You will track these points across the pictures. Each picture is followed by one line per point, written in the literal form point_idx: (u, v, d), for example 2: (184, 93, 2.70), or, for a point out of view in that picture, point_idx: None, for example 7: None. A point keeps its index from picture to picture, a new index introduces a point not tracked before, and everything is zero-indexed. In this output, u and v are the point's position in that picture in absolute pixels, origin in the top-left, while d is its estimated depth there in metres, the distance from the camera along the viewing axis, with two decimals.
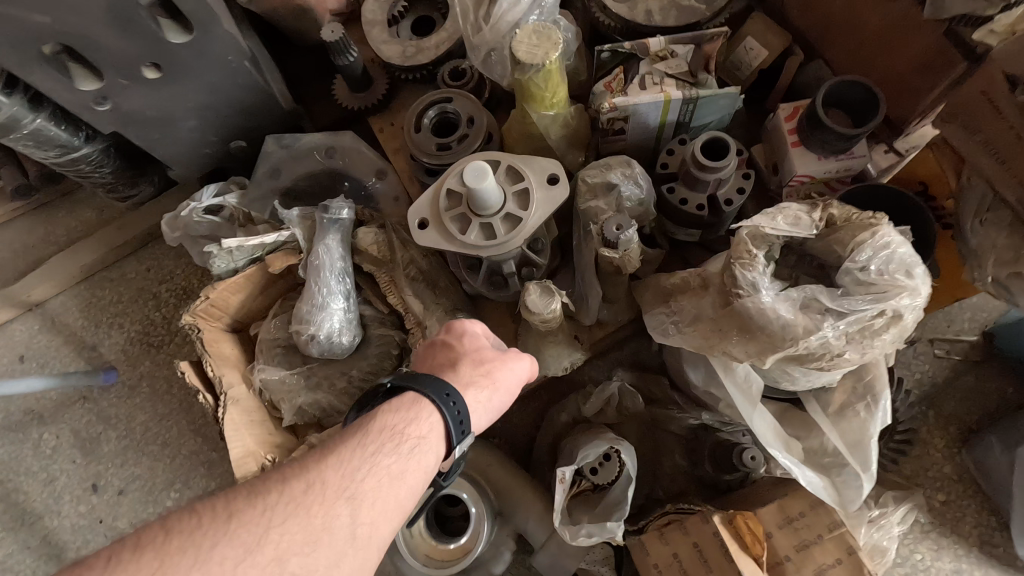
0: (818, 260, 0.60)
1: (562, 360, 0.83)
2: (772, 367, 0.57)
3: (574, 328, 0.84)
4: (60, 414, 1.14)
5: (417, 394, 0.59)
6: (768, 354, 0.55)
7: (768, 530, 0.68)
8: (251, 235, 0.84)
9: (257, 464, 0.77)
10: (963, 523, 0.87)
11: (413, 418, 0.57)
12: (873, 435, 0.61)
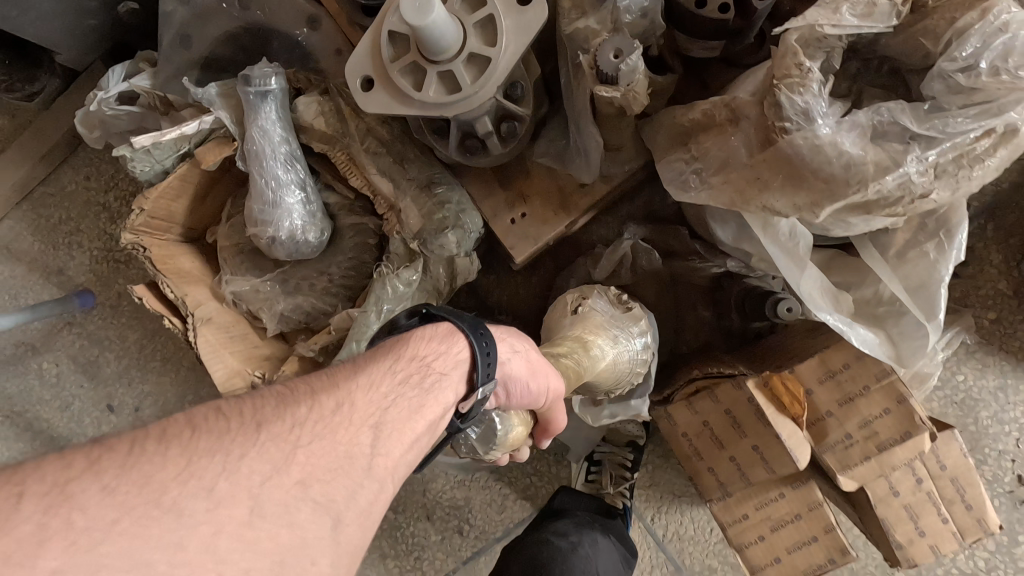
0: (890, 64, 0.50)
1: (621, 349, 0.68)
2: (828, 218, 0.46)
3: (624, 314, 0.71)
4: (51, 342, 1.09)
5: (454, 325, 0.48)
6: (830, 203, 0.43)
7: (808, 387, 0.61)
8: (168, 128, 0.69)
9: (246, 380, 0.71)
10: (1015, 340, 0.81)
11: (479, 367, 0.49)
12: (942, 273, 0.51)
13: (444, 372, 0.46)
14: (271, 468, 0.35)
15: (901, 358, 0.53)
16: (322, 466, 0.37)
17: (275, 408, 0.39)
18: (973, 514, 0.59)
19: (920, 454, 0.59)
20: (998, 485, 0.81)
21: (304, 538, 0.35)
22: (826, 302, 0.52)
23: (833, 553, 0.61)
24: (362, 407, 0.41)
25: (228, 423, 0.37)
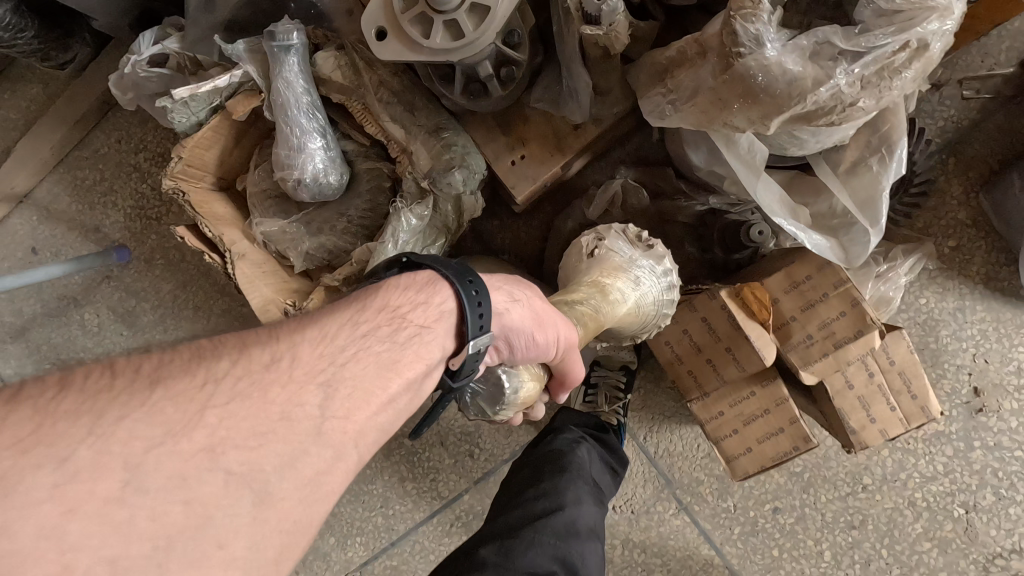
0: None
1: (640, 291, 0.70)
2: (776, 131, 0.53)
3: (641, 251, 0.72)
4: (91, 295, 1.19)
5: (432, 276, 0.52)
6: (773, 116, 0.49)
7: (775, 296, 0.70)
8: (202, 81, 0.76)
9: (280, 308, 0.80)
10: (973, 264, 0.88)
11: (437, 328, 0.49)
12: (883, 185, 0.58)
13: (416, 320, 0.48)
14: (166, 432, 0.35)
15: (849, 257, 0.62)
16: (243, 430, 0.37)
17: (189, 364, 0.39)
18: (917, 402, 0.68)
19: (872, 351, 0.67)
20: (956, 397, 0.90)
21: (211, 511, 0.35)
22: (784, 212, 0.60)
23: (797, 441, 0.70)
24: (298, 370, 0.41)
25: (131, 377, 0.37)
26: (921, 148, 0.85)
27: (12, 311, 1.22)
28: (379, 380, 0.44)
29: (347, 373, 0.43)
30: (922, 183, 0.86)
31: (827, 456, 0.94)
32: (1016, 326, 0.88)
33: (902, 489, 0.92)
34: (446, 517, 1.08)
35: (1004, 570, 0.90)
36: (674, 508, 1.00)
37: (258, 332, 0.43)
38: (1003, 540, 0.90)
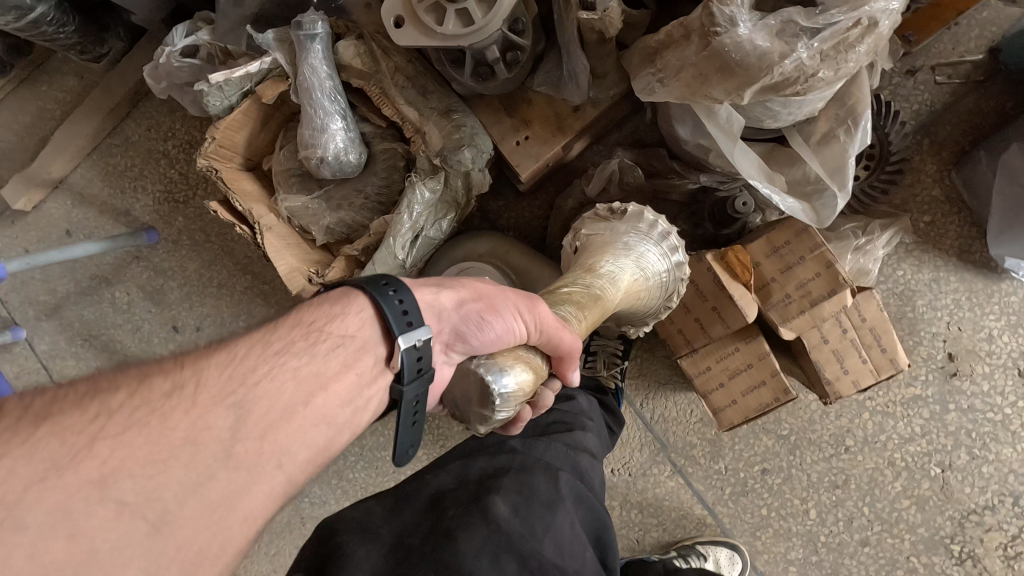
0: None
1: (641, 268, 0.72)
2: (751, 102, 0.59)
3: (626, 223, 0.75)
4: (121, 274, 1.27)
5: (349, 288, 0.53)
6: (747, 87, 0.56)
7: (757, 260, 0.76)
8: (236, 67, 0.84)
9: (305, 275, 0.87)
10: (946, 238, 0.95)
11: (357, 341, 0.51)
12: (850, 154, 0.65)
13: (331, 336, 0.51)
14: (57, 466, 0.39)
15: (820, 219, 0.69)
16: (137, 460, 0.41)
17: (85, 399, 0.42)
18: (887, 355, 0.74)
19: (845, 308, 0.74)
20: (932, 363, 0.96)
21: (110, 538, 0.39)
22: (761, 178, 0.67)
23: (778, 393, 0.76)
24: (201, 397, 0.44)
25: (25, 413, 0.41)
26: (896, 128, 0.92)
27: (46, 290, 1.29)
28: (289, 400, 0.47)
29: (252, 396, 0.46)
30: (897, 161, 0.93)
31: (812, 420, 1.00)
32: (988, 296, 0.94)
33: (882, 450, 0.98)
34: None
35: (979, 525, 0.96)
36: (668, 471, 1.06)
37: (170, 358, 0.47)
38: (977, 497, 0.96)
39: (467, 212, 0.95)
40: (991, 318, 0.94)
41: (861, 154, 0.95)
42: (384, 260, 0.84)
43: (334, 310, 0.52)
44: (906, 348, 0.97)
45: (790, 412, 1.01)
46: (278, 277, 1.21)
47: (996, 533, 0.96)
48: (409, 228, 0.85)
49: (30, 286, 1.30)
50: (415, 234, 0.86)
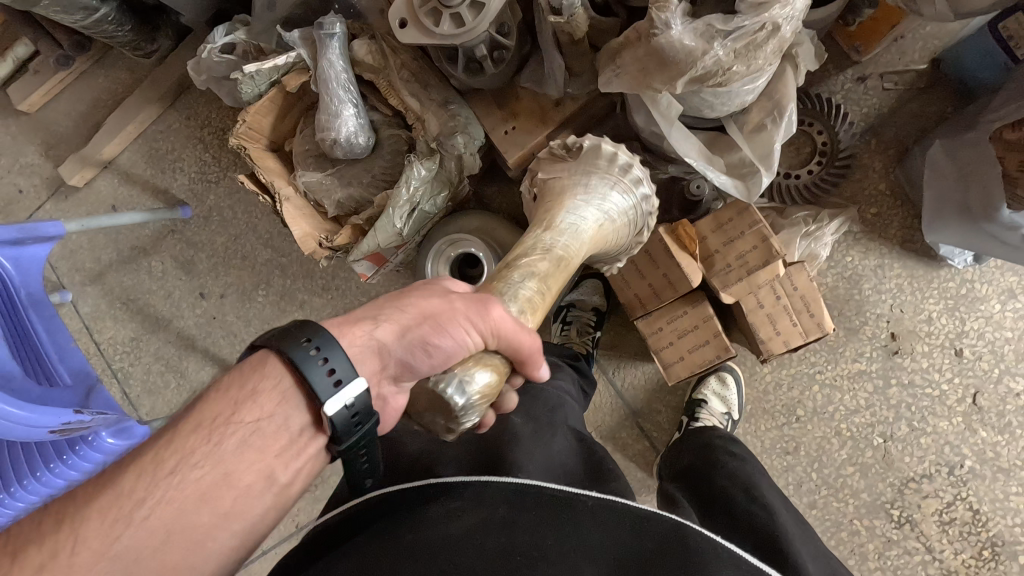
0: None
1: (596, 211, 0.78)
2: (685, 91, 0.71)
3: (580, 168, 0.81)
4: (158, 245, 1.42)
5: (251, 369, 0.52)
6: (677, 78, 0.68)
7: (703, 234, 0.88)
8: (265, 60, 0.99)
9: (316, 240, 1.01)
10: (891, 229, 1.05)
11: (269, 423, 0.52)
12: (775, 143, 0.77)
13: (223, 451, 0.50)
14: None
15: (749, 194, 0.81)
16: None
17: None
18: (815, 319, 0.85)
19: (778, 277, 0.85)
20: (876, 341, 1.06)
21: None
22: (699, 158, 0.79)
23: (720, 350, 0.88)
24: (78, 557, 0.46)
25: None
26: (845, 126, 1.03)
27: (92, 258, 1.46)
28: (196, 516, 0.49)
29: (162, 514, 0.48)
30: (845, 157, 1.04)
31: (766, 390, 1.10)
32: (928, 281, 1.04)
33: (830, 420, 1.08)
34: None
35: (917, 492, 1.05)
36: (636, 434, 1.16)
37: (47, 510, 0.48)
38: (915, 466, 1.05)
39: (460, 191, 1.08)
40: (930, 302, 1.04)
41: (814, 151, 1.05)
42: (384, 228, 0.97)
43: (241, 394, 0.51)
44: (853, 328, 1.07)
45: (747, 383, 1.11)
46: (295, 252, 1.35)
47: (932, 500, 1.04)
48: (406, 200, 0.97)
49: (78, 254, 1.46)
50: (411, 206, 0.99)
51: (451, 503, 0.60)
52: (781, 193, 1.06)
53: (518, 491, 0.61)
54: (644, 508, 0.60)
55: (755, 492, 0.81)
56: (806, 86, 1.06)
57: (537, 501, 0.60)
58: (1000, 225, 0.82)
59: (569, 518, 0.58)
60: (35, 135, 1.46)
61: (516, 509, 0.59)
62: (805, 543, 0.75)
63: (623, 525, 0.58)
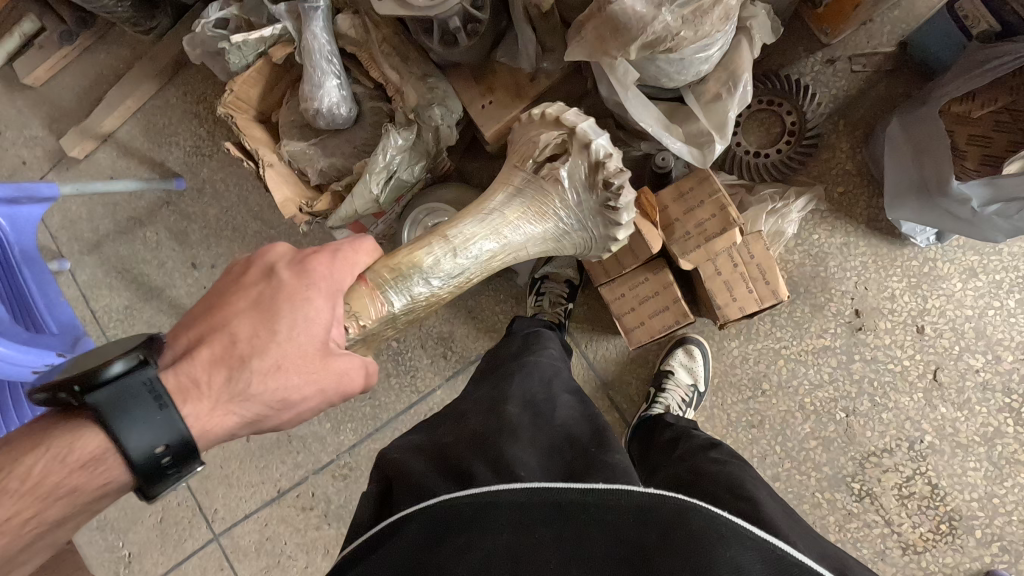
0: None
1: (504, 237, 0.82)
2: (639, 58, 0.75)
3: (564, 188, 0.82)
4: (153, 216, 1.47)
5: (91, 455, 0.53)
6: (630, 43, 0.72)
7: (665, 203, 0.91)
8: (252, 31, 1.03)
9: (297, 206, 1.04)
10: (856, 208, 1.07)
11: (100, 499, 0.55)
12: (730, 113, 0.80)
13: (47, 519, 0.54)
14: None
15: (705, 160, 0.84)
16: None
17: None
18: (770, 286, 0.88)
19: (735, 246, 0.88)
20: (841, 318, 1.08)
21: None
22: (658, 124, 0.83)
23: (678, 316, 0.91)
24: None
25: None
26: (812, 106, 1.06)
27: (89, 228, 1.50)
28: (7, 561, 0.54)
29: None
30: (812, 136, 1.06)
31: (733, 364, 1.13)
32: (892, 260, 1.06)
33: (794, 395, 1.10)
34: (423, 407, 1.31)
35: (877, 466, 1.07)
36: (606, 406, 1.19)
37: None
38: (877, 440, 1.07)
39: (438, 164, 1.11)
40: (894, 280, 1.06)
41: (783, 131, 1.08)
42: (361, 194, 1.01)
43: (78, 476, 0.53)
44: (818, 304, 1.09)
45: (715, 356, 1.13)
46: (284, 224, 1.39)
47: (892, 474, 1.06)
48: (383, 168, 1.01)
49: (77, 224, 1.51)
50: (388, 174, 1.03)
51: (459, 535, 0.63)
52: (751, 171, 1.09)
53: (522, 505, 0.63)
54: (647, 495, 0.60)
55: (742, 491, 0.69)
56: (777, 67, 1.09)
57: (542, 516, 0.62)
58: (953, 199, 0.84)
59: (575, 530, 0.61)
60: (38, 108, 1.51)
61: (522, 531, 0.62)
62: (805, 533, 0.66)
63: (627, 520, 0.60)
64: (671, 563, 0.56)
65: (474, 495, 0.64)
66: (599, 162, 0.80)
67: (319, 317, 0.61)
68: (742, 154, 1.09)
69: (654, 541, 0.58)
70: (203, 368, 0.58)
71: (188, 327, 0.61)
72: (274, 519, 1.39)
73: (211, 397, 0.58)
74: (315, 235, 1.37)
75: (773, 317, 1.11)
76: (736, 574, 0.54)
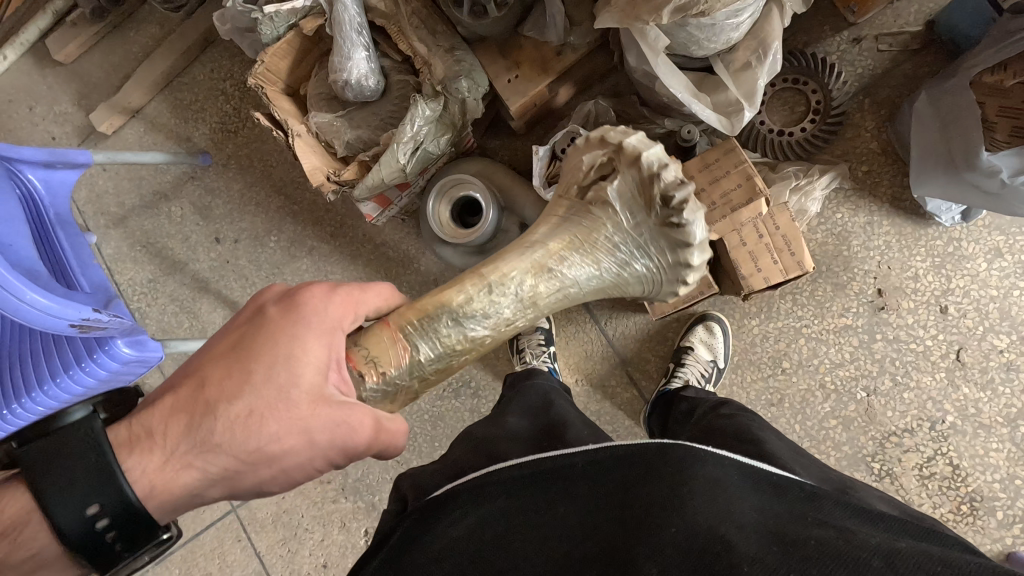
0: None
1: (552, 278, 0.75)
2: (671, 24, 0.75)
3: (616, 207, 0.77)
4: (179, 191, 1.49)
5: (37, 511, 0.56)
6: (663, 7, 0.72)
7: (691, 173, 0.91)
8: (284, 2, 1.04)
9: (325, 174, 1.06)
10: (880, 186, 1.07)
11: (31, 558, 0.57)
12: (759, 81, 0.81)
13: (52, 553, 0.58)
14: None
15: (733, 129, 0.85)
16: None
17: None
18: (795, 258, 0.88)
19: (760, 216, 0.88)
20: (862, 297, 1.08)
21: None
22: (686, 92, 0.83)
23: (702, 287, 0.93)
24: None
25: None
26: (837, 84, 1.06)
27: (116, 203, 1.53)
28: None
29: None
30: (837, 115, 1.06)
31: (753, 342, 1.12)
32: (916, 239, 1.06)
33: (815, 373, 1.10)
34: None
35: (897, 446, 1.06)
36: (625, 383, 1.20)
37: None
38: (897, 420, 1.07)
39: (463, 137, 1.12)
40: (918, 260, 1.06)
41: (808, 109, 1.08)
42: (388, 163, 1.02)
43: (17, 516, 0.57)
44: (840, 283, 1.09)
45: (734, 334, 1.14)
46: (307, 200, 1.41)
47: (912, 454, 1.06)
48: (411, 138, 1.02)
49: (103, 198, 1.54)
50: (415, 144, 1.04)
51: (455, 508, 0.67)
52: (775, 149, 1.09)
53: (517, 480, 0.68)
54: (625, 445, 0.67)
55: (749, 437, 0.78)
56: (802, 46, 1.09)
57: (535, 485, 0.68)
58: (980, 172, 0.84)
59: (567, 489, 0.67)
60: (68, 84, 1.54)
61: (519, 493, 0.67)
62: (799, 468, 0.72)
63: (613, 463, 0.67)
64: (650, 480, 0.62)
65: (473, 478, 0.69)
66: (653, 174, 0.73)
67: (308, 367, 0.61)
68: (765, 132, 1.09)
69: (637, 472, 0.64)
70: (166, 410, 0.61)
71: (175, 372, 0.65)
72: (291, 493, 1.40)
73: (163, 449, 0.60)
74: (338, 211, 1.39)
75: (794, 296, 1.11)
76: (714, 482, 0.61)
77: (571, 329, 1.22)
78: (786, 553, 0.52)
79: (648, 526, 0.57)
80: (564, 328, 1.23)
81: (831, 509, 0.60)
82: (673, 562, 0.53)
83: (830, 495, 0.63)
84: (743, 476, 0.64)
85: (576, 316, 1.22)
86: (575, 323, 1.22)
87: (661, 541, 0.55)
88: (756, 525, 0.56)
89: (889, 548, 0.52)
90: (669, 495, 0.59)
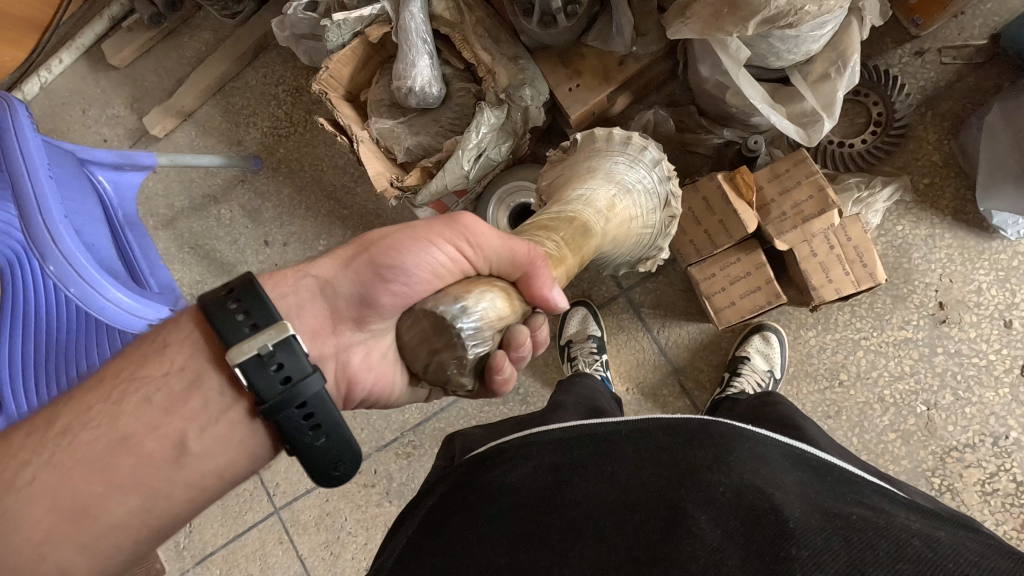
0: None
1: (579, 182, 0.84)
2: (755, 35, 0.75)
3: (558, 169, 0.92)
4: (228, 193, 1.51)
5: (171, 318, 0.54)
6: (749, 19, 0.72)
7: (760, 183, 0.92)
8: (352, 10, 1.06)
9: (388, 180, 1.07)
10: (942, 199, 1.07)
11: (174, 377, 0.52)
12: (838, 92, 0.81)
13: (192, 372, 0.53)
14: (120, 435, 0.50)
15: (809, 138, 0.85)
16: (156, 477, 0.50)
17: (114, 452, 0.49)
18: (867, 268, 0.88)
19: (832, 227, 0.88)
20: (923, 310, 1.07)
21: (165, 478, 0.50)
22: (763, 102, 0.83)
23: (770, 297, 0.93)
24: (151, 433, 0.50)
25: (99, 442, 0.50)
26: (900, 96, 1.06)
27: (165, 204, 1.55)
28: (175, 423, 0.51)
29: (65, 454, 0.49)
30: (900, 127, 1.06)
31: (810, 353, 1.12)
32: (978, 252, 1.06)
33: (873, 386, 1.09)
34: None
35: (959, 462, 1.05)
36: (677, 393, 1.19)
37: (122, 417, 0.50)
38: (958, 435, 1.06)
39: (522, 145, 1.13)
40: (981, 273, 1.06)
41: (869, 121, 1.08)
42: (452, 169, 1.03)
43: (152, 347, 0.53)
44: (900, 296, 1.08)
45: (790, 346, 1.13)
46: (356, 205, 1.43)
47: (974, 470, 1.05)
48: (475, 145, 1.03)
49: (154, 200, 1.56)
50: (478, 151, 1.05)
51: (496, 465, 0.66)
52: (836, 160, 1.08)
53: (561, 437, 0.68)
54: (672, 417, 0.67)
55: (792, 423, 0.79)
56: (863, 58, 1.09)
57: (581, 448, 0.67)
58: None
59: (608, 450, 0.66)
60: (122, 88, 1.57)
61: (564, 451, 0.67)
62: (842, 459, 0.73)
63: (660, 428, 0.67)
64: (692, 448, 0.63)
65: (518, 437, 0.69)
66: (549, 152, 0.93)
67: None
68: (826, 143, 1.09)
69: (679, 440, 0.65)
70: None
71: None
72: (335, 495, 1.41)
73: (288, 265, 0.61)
74: (387, 216, 1.41)
75: (853, 308, 1.10)
76: (759, 459, 0.61)
77: (623, 337, 1.22)
78: (828, 516, 0.53)
79: (695, 481, 0.59)
80: (615, 336, 1.23)
81: (869, 493, 0.59)
82: (719, 514, 0.55)
83: (868, 482, 0.62)
84: (784, 456, 0.64)
85: (628, 324, 1.22)
86: (627, 331, 1.22)
87: (710, 492, 0.57)
88: (801, 495, 0.56)
89: (928, 534, 0.51)
90: (713, 460, 0.61)
